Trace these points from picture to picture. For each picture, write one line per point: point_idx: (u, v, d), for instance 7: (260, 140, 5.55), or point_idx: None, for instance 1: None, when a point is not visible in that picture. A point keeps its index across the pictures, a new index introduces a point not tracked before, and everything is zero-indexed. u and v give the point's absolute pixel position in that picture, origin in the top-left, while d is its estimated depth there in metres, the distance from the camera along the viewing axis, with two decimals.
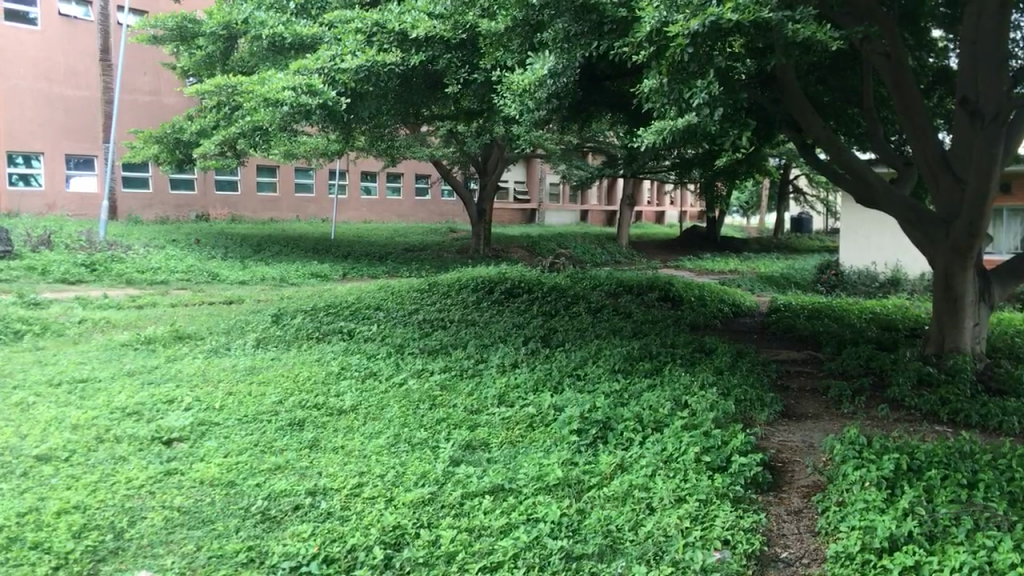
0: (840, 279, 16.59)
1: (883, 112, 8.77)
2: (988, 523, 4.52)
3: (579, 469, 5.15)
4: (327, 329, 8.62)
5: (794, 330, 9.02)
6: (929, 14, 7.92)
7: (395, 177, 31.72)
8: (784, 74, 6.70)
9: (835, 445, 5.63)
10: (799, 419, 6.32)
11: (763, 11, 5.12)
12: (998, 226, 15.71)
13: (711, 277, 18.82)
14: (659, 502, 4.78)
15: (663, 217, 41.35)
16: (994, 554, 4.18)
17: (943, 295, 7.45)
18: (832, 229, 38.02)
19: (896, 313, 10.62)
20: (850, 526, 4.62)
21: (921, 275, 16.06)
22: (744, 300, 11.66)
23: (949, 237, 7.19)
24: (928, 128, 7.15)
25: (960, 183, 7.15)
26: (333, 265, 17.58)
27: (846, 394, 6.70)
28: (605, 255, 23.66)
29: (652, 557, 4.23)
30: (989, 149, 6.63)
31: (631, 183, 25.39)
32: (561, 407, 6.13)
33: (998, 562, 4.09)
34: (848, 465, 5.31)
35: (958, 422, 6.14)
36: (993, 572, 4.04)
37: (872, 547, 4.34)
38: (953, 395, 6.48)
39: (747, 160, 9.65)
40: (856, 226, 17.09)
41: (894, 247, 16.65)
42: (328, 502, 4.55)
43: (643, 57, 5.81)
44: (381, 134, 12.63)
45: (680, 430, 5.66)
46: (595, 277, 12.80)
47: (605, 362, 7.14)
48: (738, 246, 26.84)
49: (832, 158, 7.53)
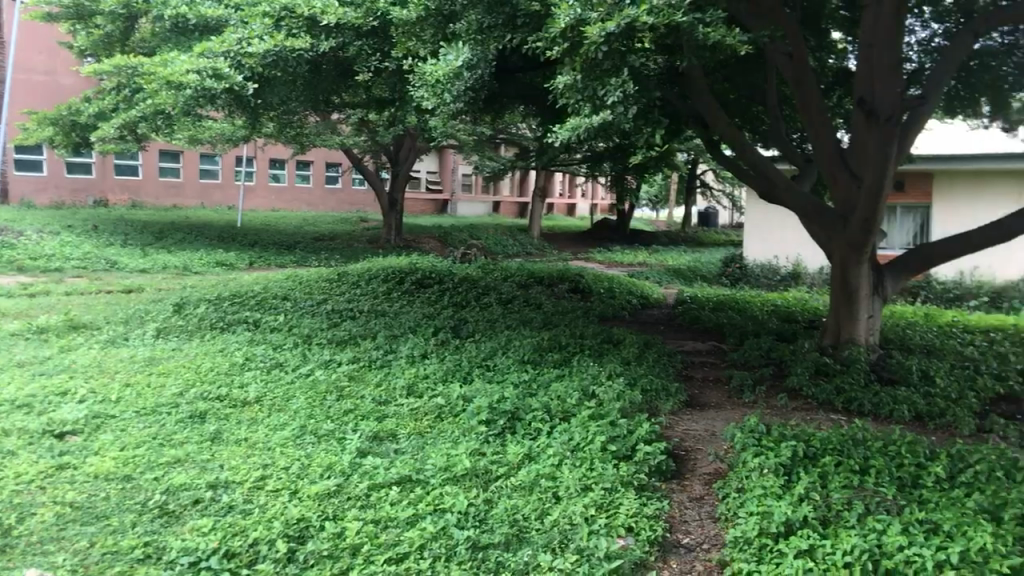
0: (744, 272, 17.19)
1: (786, 111, 9.02)
2: (879, 508, 4.75)
3: (487, 459, 5.18)
4: (232, 319, 8.43)
5: (699, 321, 9.24)
6: (829, 17, 8.15)
7: (304, 164, 31.25)
8: (694, 73, 6.82)
9: (736, 433, 5.80)
10: (703, 408, 6.48)
11: (676, 15, 5.23)
12: (892, 221, 16.37)
13: (620, 269, 19.18)
14: (565, 491, 4.84)
15: (573, 210, 41.82)
16: (883, 536, 4.39)
17: (839, 287, 7.72)
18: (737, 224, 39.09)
19: (795, 305, 10.99)
20: (748, 511, 4.77)
21: (820, 268, 16.68)
22: (652, 292, 11.89)
23: (847, 232, 7.43)
24: (827, 127, 7.36)
25: (856, 180, 7.39)
26: (239, 253, 17.19)
27: (748, 382, 6.90)
28: (516, 247, 23.79)
29: (557, 545, 4.29)
30: (883, 149, 6.89)
31: (542, 176, 25.59)
32: (470, 397, 6.13)
33: (887, 544, 4.31)
34: (747, 452, 5.48)
35: (852, 410, 6.39)
36: (884, 555, 4.26)
37: (768, 531, 4.52)
38: (848, 384, 6.74)
39: (656, 155, 9.80)
40: (760, 221, 17.54)
41: (795, 241, 17.19)
42: (230, 495, 4.47)
43: (557, 53, 5.80)
44: (288, 120, 12.42)
45: (587, 419, 5.74)
46: (506, 268, 12.86)
47: (516, 352, 7.18)
48: (648, 239, 27.41)
49: (737, 154, 7.69)
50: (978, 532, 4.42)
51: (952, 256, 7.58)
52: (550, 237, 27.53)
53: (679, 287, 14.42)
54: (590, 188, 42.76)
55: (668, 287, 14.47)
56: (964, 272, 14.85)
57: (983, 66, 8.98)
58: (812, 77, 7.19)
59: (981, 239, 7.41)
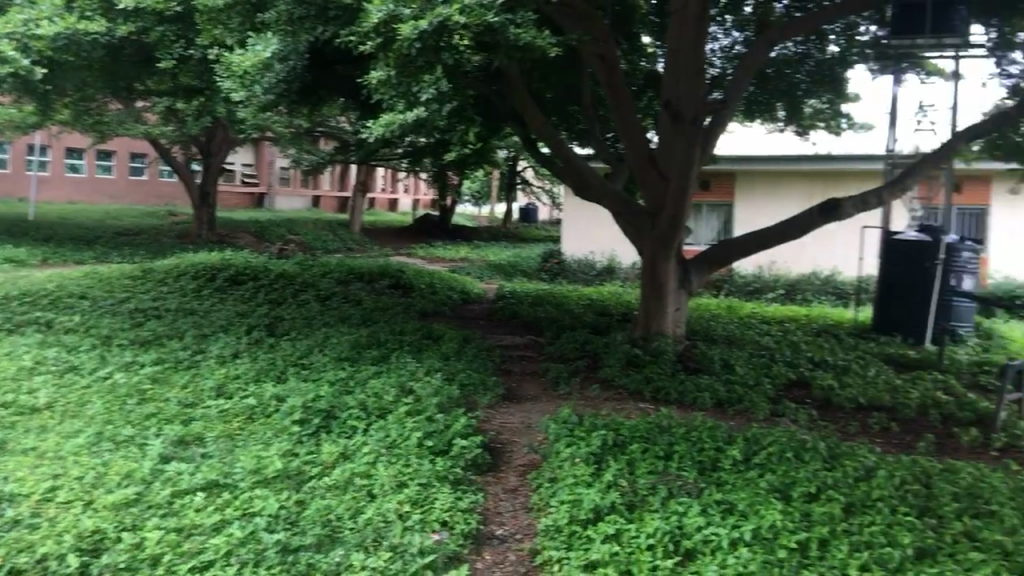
0: (562, 267, 17.70)
1: (600, 111, 9.33)
2: (680, 491, 5.05)
3: (300, 459, 5.08)
4: (21, 320, 7.85)
5: (518, 316, 9.42)
6: (639, 21, 8.48)
7: (106, 154, 29.54)
8: (510, 71, 6.93)
9: (550, 424, 5.96)
10: (520, 401, 6.61)
11: (488, 15, 5.31)
12: (698, 218, 17.16)
13: (443, 265, 19.26)
14: (380, 488, 4.81)
15: (396, 205, 41.66)
16: (684, 518, 4.69)
17: (649, 281, 8.06)
18: (556, 219, 40.13)
19: (609, 299, 11.41)
20: (559, 500, 4.92)
21: (634, 263, 17.44)
22: (472, 287, 12.02)
23: (655, 228, 7.76)
24: (636, 127, 7.66)
25: (664, 179, 7.73)
26: (32, 249, 16.01)
27: (563, 375, 7.10)
28: (337, 242, 23.41)
29: (370, 543, 4.26)
30: (688, 149, 7.24)
31: (364, 171, 25.31)
32: (283, 396, 5.99)
33: (687, 526, 4.59)
34: (560, 443, 5.65)
35: (659, 399, 6.71)
36: (683, 536, 4.52)
37: (578, 519, 4.68)
38: (656, 374, 7.07)
39: (475, 152, 9.90)
40: (576, 217, 17.99)
41: (610, 237, 17.78)
42: (15, 510, 4.18)
43: (370, 47, 5.73)
44: (83, 108, 11.66)
45: (403, 416, 5.74)
46: (324, 264, 12.64)
47: (332, 349, 7.08)
48: (470, 235, 27.70)
49: (553, 152, 7.88)
50: (768, 510, 4.81)
51: (750, 252, 8.08)
52: (373, 233, 27.29)
53: (499, 282, 14.62)
54: (413, 183, 42.73)
55: (489, 283, 14.65)
56: (762, 266, 15.86)
57: (778, 74, 9.62)
58: (622, 79, 7.47)
59: (775, 236, 7.93)
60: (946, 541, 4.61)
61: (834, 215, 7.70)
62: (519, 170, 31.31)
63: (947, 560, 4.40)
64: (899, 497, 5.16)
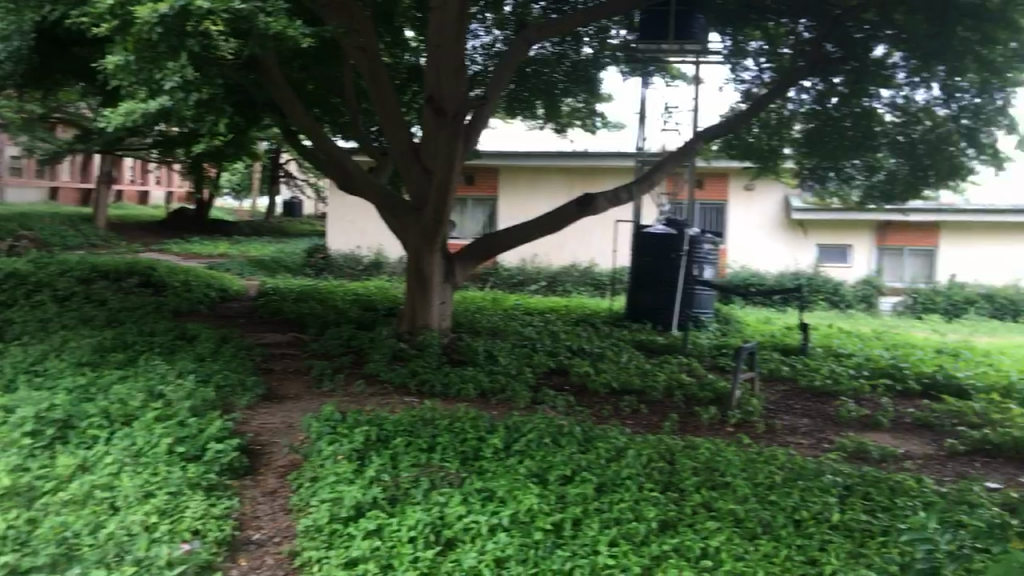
0: (327, 262, 17.42)
1: (364, 104, 9.26)
2: (442, 482, 5.14)
3: (31, 475, 4.67)
4: None
5: (281, 312, 9.17)
6: (402, 15, 8.49)
7: None
8: (268, 59, 6.72)
9: (312, 422, 5.85)
10: (280, 400, 6.43)
11: (235, 2, 5.11)
12: (463, 211, 17.55)
13: (200, 261, 18.34)
14: (124, 500, 4.53)
15: (148, 198, 39.17)
16: (446, 508, 4.77)
17: (414, 275, 8.09)
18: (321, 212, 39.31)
19: (376, 293, 11.36)
20: (320, 499, 4.84)
21: (400, 258, 17.58)
22: (232, 284, 11.54)
23: (420, 222, 7.81)
24: (400, 121, 7.66)
25: (428, 173, 7.79)
26: None
27: (326, 371, 6.99)
28: (79, 238, 21.64)
29: (112, 560, 4.01)
30: (451, 144, 7.33)
31: (111, 160, 23.61)
32: (11, 408, 5.48)
33: (448, 516, 4.67)
34: (321, 441, 5.56)
35: (424, 392, 6.77)
36: (444, 526, 4.60)
37: (338, 517, 4.64)
38: (421, 367, 7.13)
39: (233, 142, 9.51)
40: (342, 211, 17.91)
41: (376, 232, 17.88)
42: None
43: (105, 30, 5.39)
44: None
45: (152, 421, 5.42)
46: (64, 262, 11.66)
47: (71, 354, 6.56)
48: (230, 230, 26.59)
49: (315, 144, 7.72)
50: (526, 495, 4.99)
51: (512, 245, 8.32)
52: (123, 227, 25.50)
53: (261, 279, 14.13)
54: (166, 174, 40.34)
55: (250, 279, 14.13)
56: (525, 259, 16.47)
57: (536, 72, 9.94)
58: (385, 72, 7.43)
59: (534, 230, 8.20)
60: (686, 512, 4.99)
61: (589, 210, 8.09)
62: (281, 162, 30.36)
63: (687, 530, 4.75)
64: (646, 475, 5.52)
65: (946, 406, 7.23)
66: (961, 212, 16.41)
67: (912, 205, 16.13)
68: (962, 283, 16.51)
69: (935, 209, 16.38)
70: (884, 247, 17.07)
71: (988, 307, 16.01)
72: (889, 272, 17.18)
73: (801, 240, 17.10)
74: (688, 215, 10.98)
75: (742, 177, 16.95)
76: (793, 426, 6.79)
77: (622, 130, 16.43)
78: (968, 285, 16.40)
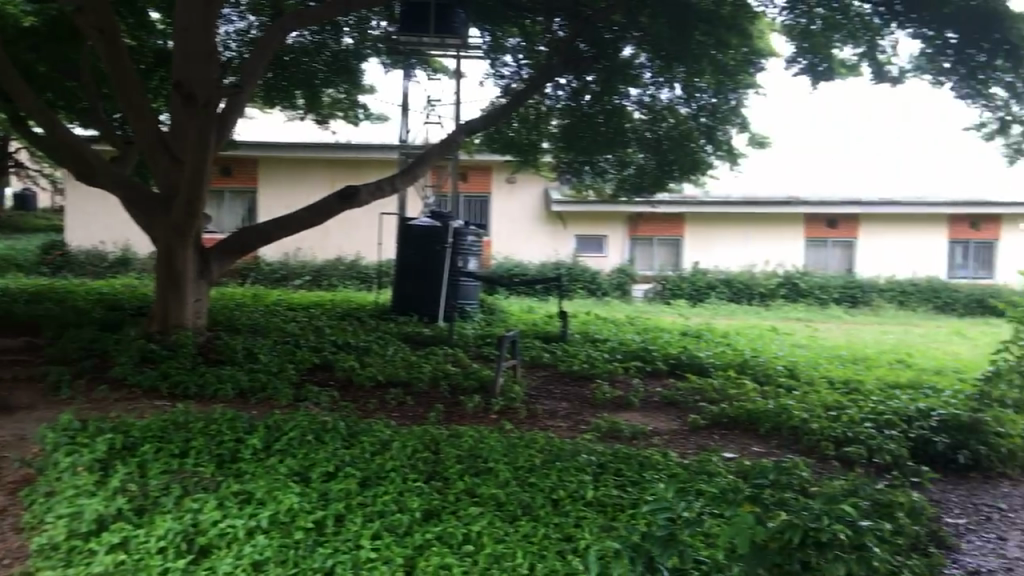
0: (67, 260, 16.11)
1: (105, 89, 8.63)
2: (196, 487, 4.90)
3: None
4: None
5: (11, 316, 8.37)
6: None
7: None
8: None
9: (47, 433, 5.38)
10: (8, 412, 5.87)
11: None
12: (220, 205, 17.72)
13: None
14: None
15: None
16: (199, 514, 4.54)
17: (164, 272, 7.67)
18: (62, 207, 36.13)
19: (124, 292, 10.63)
20: (57, 515, 4.47)
21: (149, 254, 16.72)
22: None
23: (170, 215, 7.40)
24: (145, 108, 7.21)
25: (178, 164, 7.39)
26: None
27: (64, 378, 6.46)
28: None
29: None
30: (203, 134, 7.00)
31: None
32: None
33: (202, 522, 4.46)
34: (59, 452, 5.13)
35: (177, 394, 6.43)
36: (198, 533, 4.40)
37: (77, 533, 4.32)
38: (173, 369, 6.77)
39: None
40: (85, 205, 16.91)
41: (122, 227, 17.00)
42: None
43: None
44: None
45: None
46: None
47: None
48: None
49: (48, 130, 7.10)
50: (286, 494, 4.85)
51: (271, 239, 8.09)
52: None
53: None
54: None
55: None
56: (288, 252, 16.89)
57: (294, 61, 9.64)
58: (127, 54, 6.95)
59: (294, 224, 8.02)
60: (449, 500, 5.05)
61: (351, 202, 8.02)
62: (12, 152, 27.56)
63: (450, 517, 4.80)
64: (411, 465, 5.54)
65: (689, 384, 7.79)
66: (702, 204, 17.75)
67: (659, 198, 17.33)
68: (704, 269, 17.92)
69: (680, 203, 17.67)
70: (637, 237, 18.28)
71: (728, 291, 17.51)
72: (640, 260, 18.36)
73: (562, 233, 18.06)
74: (453, 207, 11.16)
75: (505, 172, 17.68)
76: (552, 410, 7.05)
77: (384, 122, 16.94)
78: (709, 271, 17.83)
